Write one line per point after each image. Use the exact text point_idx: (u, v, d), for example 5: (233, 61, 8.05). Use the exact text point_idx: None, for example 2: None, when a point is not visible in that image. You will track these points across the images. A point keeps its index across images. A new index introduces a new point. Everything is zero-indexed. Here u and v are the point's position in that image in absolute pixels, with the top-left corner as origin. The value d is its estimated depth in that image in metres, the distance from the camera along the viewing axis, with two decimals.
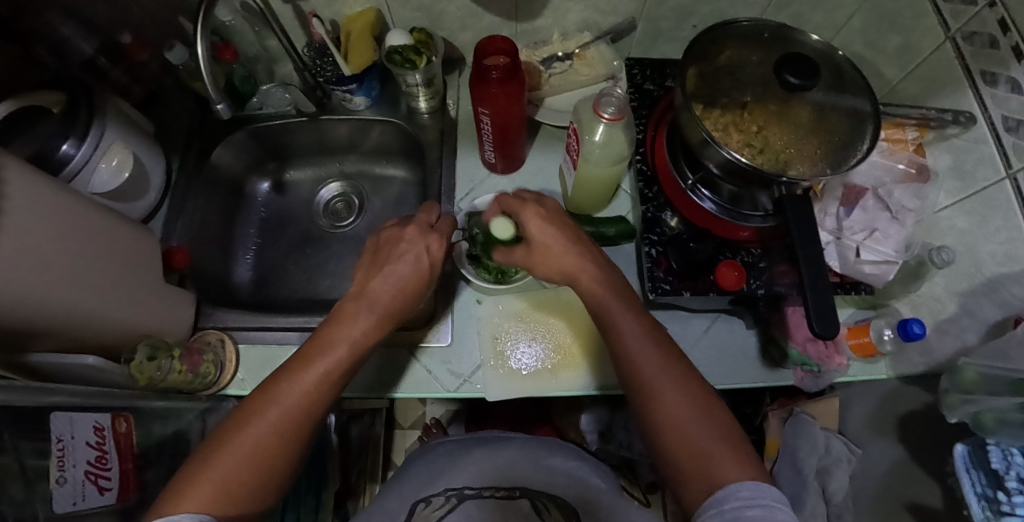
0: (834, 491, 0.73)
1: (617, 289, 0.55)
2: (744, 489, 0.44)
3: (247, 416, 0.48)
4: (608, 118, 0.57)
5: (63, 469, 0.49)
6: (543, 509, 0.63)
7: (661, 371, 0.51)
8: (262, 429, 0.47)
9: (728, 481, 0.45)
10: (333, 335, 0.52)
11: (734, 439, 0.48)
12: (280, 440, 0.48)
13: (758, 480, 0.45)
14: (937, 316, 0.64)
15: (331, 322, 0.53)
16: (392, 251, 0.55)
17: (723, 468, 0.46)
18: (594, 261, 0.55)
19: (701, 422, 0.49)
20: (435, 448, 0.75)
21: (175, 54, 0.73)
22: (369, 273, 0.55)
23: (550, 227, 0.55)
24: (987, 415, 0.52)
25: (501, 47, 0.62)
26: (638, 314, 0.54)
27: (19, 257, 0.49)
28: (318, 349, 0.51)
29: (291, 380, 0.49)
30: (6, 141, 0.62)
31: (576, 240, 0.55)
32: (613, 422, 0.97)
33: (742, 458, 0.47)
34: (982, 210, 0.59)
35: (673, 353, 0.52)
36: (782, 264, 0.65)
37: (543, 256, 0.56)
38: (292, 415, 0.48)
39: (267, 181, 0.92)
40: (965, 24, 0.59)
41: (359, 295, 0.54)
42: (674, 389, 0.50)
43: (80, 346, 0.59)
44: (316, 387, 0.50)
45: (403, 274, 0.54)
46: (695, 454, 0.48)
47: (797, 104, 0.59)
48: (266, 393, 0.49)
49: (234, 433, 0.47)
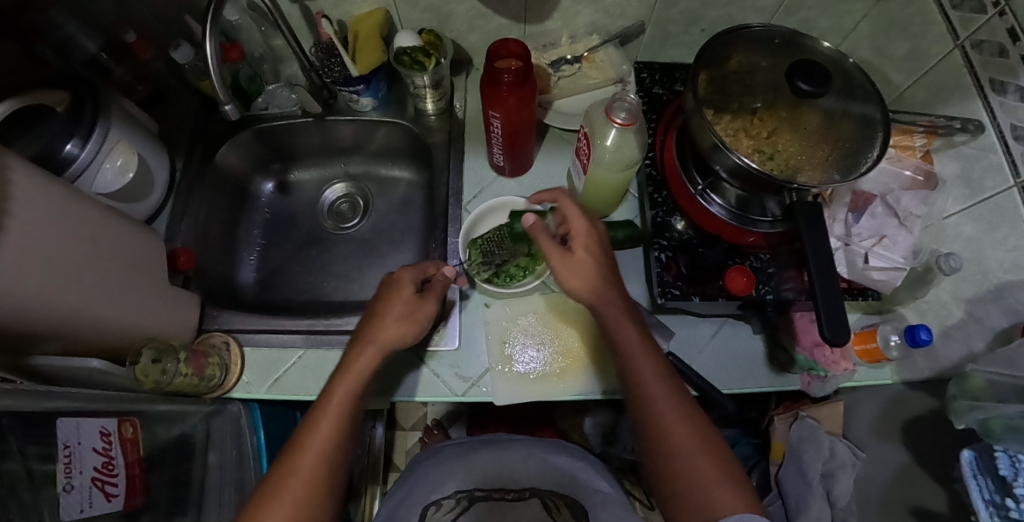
0: (838, 495, 0.72)
1: (625, 326, 0.56)
2: (743, 519, 0.49)
3: (288, 465, 0.50)
4: (621, 122, 0.57)
5: (70, 475, 0.48)
6: (553, 508, 0.66)
7: (669, 411, 0.53)
8: (301, 474, 0.49)
9: (731, 510, 0.50)
10: (348, 378, 0.53)
11: (732, 470, 0.52)
12: (322, 478, 0.50)
13: (754, 512, 0.50)
14: (944, 322, 0.65)
15: (345, 365, 0.54)
16: (382, 303, 0.57)
17: (724, 500, 0.50)
18: (617, 292, 0.56)
19: (704, 454, 0.52)
20: (440, 450, 0.72)
21: (182, 52, 0.72)
22: (378, 318, 0.56)
23: (596, 253, 0.56)
24: (994, 422, 0.51)
25: (514, 50, 0.61)
26: (650, 347, 0.56)
27: (24, 260, 0.49)
28: (337, 393, 0.52)
29: (318, 423, 0.51)
30: (8, 141, 0.61)
31: (604, 269, 0.56)
32: (618, 424, 1.01)
33: (740, 490, 0.51)
34: (990, 217, 0.60)
35: (677, 386, 0.55)
36: (790, 269, 0.66)
37: (577, 273, 0.55)
38: (324, 453, 0.50)
39: (271, 181, 0.91)
40: (974, 32, 0.60)
41: (370, 342, 0.54)
42: (678, 427, 0.53)
43: (85, 349, 0.58)
44: (339, 429, 0.52)
45: (403, 315, 0.56)
46: (700, 484, 0.51)
47: (808, 110, 0.60)
48: (300, 438, 0.51)
49: (276, 485, 0.49)
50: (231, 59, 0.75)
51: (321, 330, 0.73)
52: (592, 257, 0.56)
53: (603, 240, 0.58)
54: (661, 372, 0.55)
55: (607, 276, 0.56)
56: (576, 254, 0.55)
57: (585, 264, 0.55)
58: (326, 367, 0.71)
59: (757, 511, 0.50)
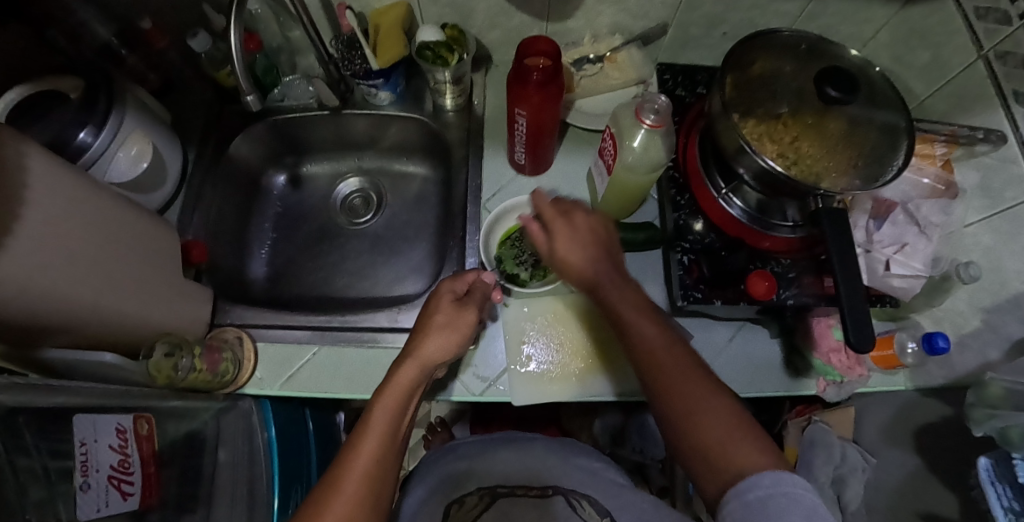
0: (849, 499, 0.75)
1: (619, 297, 0.54)
2: (764, 477, 0.43)
3: (336, 478, 0.48)
4: (650, 124, 0.57)
5: (87, 473, 0.47)
6: (579, 506, 0.64)
7: (673, 373, 0.50)
8: (350, 485, 0.47)
9: (752, 471, 0.44)
10: (393, 391, 0.52)
11: (749, 427, 0.47)
12: (371, 490, 0.47)
13: (781, 468, 0.44)
14: (960, 331, 0.66)
15: (389, 381, 0.54)
16: (427, 315, 0.59)
17: (743, 458, 0.45)
18: (607, 271, 0.55)
19: (715, 413, 0.48)
20: (456, 448, 0.72)
21: (198, 41, 0.71)
22: (422, 332, 0.57)
23: (576, 241, 0.55)
24: (1013, 431, 0.52)
25: (542, 48, 0.61)
26: (647, 314, 0.53)
27: (41, 251, 0.47)
28: (383, 405, 0.51)
29: (366, 435, 0.50)
30: (20, 127, 0.60)
31: (591, 250, 0.55)
32: (626, 426, 1.02)
33: (762, 447, 0.46)
34: (1008, 228, 0.61)
35: (685, 354, 0.52)
36: (810, 275, 0.66)
37: (565, 268, 0.56)
38: (375, 463, 0.49)
39: (284, 175, 0.90)
40: (998, 43, 0.60)
41: (414, 356, 0.54)
42: (684, 387, 0.49)
43: (98, 343, 0.57)
44: (386, 439, 0.50)
45: (445, 327, 0.57)
46: (716, 446, 0.47)
47: (834, 117, 0.60)
48: (349, 447, 0.50)
49: (325, 497, 0.46)
50: (249, 49, 0.74)
51: (336, 328, 0.71)
52: (574, 246, 0.55)
53: (590, 224, 0.57)
54: (667, 344, 0.51)
55: (595, 256, 0.55)
56: (555, 246, 0.56)
57: (571, 251, 0.55)
58: (342, 365, 0.70)
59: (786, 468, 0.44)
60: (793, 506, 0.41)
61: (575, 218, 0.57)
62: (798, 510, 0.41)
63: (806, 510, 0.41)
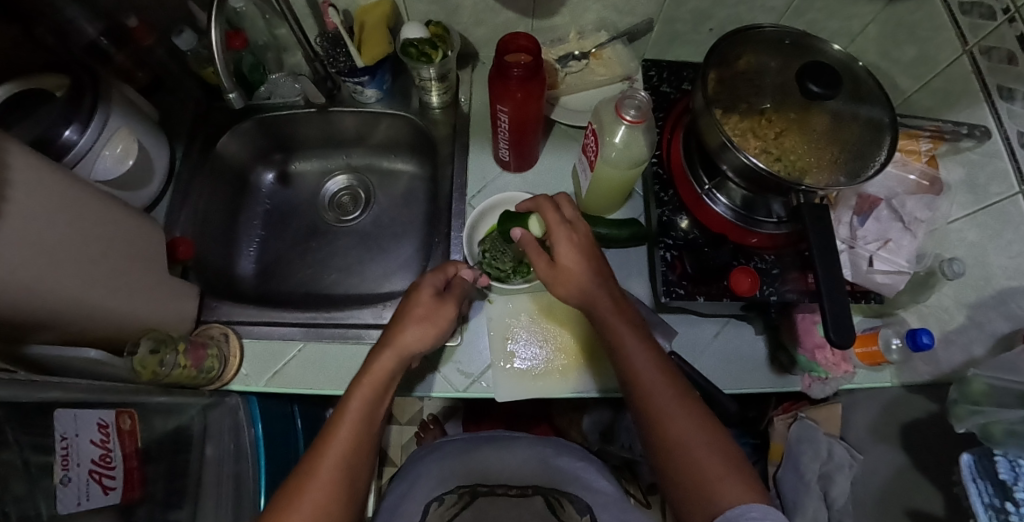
0: (835, 496, 0.75)
1: (614, 316, 0.55)
2: (752, 509, 0.47)
3: (310, 468, 0.50)
4: (631, 120, 0.57)
5: (68, 468, 0.48)
6: (557, 505, 0.67)
7: (664, 404, 0.52)
8: (320, 480, 0.49)
9: (737, 503, 0.48)
10: (369, 379, 0.52)
11: (737, 462, 0.51)
12: (346, 481, 0.50)
13: (763, 501, 0.48)
14: (945, 327, 0.65)
15: (365, 368, 0.54)
16: (405, 304, 0.57)
17: (731, 492, 0.49)
18: (606, 286, 0.55)
19: (707, 452, 0.50)
20: (441, 446, 0.71)
21: (184, 39, 0.73)
22: (400, 321, 0.55)
23: (577, 249, 0.56)
24: (995, 426, 0.52)
25: (523, 45, 0.61)
26: (640, 335, 0.54)
27: (22, 249, 0.47)
28: (359, 394, 0.52)
29: (341, 422, 0.51)
30: (6, 125, 0.60)
31: (591, 272, 0.55)
32: (615, 422, 0.99)
33: (747, 481, 0.50)
34: (993, 224, 0.60)
35: (678, 381, 0.53)
36: (794, 271, 0.66)
37: (564, 279, 0.56)
38: (346, 459, 0.50)
39: (272, 172, 0.90)
40: (983, 38, 0.59)
41: (390, 346, 0.54)
42: (673, 412, 0.51)
43: (81, 339, 0.57)
44: (359, 429, 0.51)
45: (423, 319, 0.56)
46: (704, 476, 0.50)
47: (816, 112, 0.59)
48: (324, 439, 0.51)
49: (299, 487, 0.49)
50: (234, 47, 0.75)
51: (320, 324, 0.72)
52: (579, 264, 0.55)
53: (587, 245, 0.57)
54: (663, 372, 0.53)
55: (596, 273, 0.56)
56: (558, 256, 0.56)
57: (572, 271, 0.55)
58: (327, 361, 0.70)
59: (766, 502, 0.48)
60: None
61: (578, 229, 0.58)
62: None
63: None
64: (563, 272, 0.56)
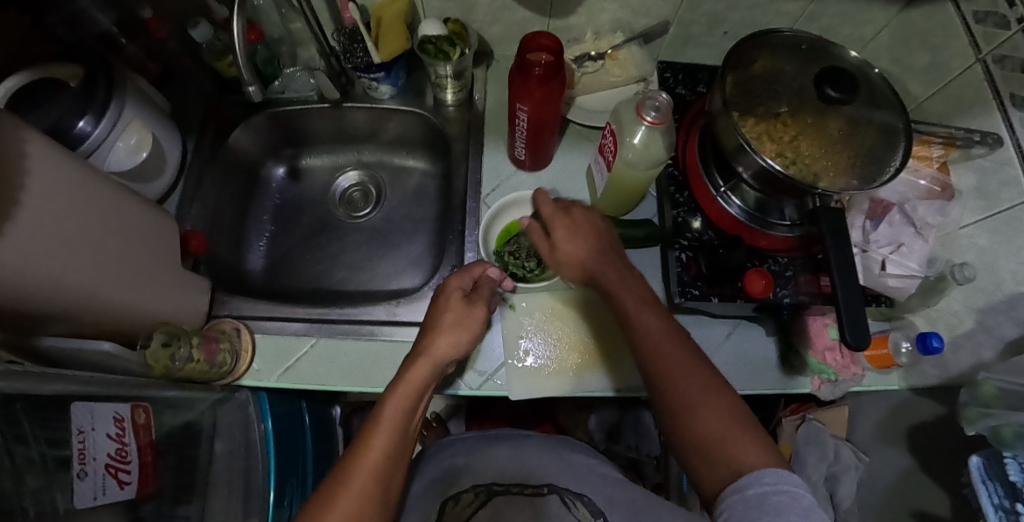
0: (842, 497, 0.77)
1: (620, 286, 0.54)
2: (765, 475, 0.43)
3: (345, 473, 0.48)
4: (651, 121, 0.57)
5: (85, 462, 0.47)
6: (573, 505, 0.64)
7: (675, 370, 0.49)
8: (358, 482, 0.47)
9: (752, 467, 0.45)
10: (405, 389, 0.52)
11: (751, 427, 0.47)
12: (378, 490, 0.48)
13: (779, 466, 0.44)
14: (954, 331, 0.66)
15: (400, 378, 0.53)
16: (437, 311, 0.58)
17: (744, 454, 0.45)
18: (609, 263, 0.55)
19: (721, 414, 0.47)
20: (453, 444, 0.75)
21: (200, 31, 0.71)
22: (433, 330, 0.56)
23: (575, 234, 0.56)
24: (1006, 429, 0.53)
25: (545, 44, 0.61)
26: (644, 298, 0.53)
27: (39, 240, 0.47)
28: (393, 403, 0.51)
29: (375, 430, 0.50)
30: (19, 114, 0.60)
31: (594, 248, 0.56)
32: (622, 422, 1.03)
33: (764, 447, 0.46)
34: (1004, 230, 0.61)
35: (685, 341, 0.51)
36: (806, 273, 0.66)
37: (566, 262, 0.57)
38: (382, 461, 0.49)
39: (283, 167, 0.90)
40: (997, 47, 0.60)
41: (425, 354, 0.54)
42: (681, 372, 0.49)
43: (94, 331, 0.57)
44: (393, 439, 0.50)
45: (455, 325, 0.56)
46: (716, 437, 0.47)
47: (833, 116, 0.60)
48: (360, 444, 0.50)
49: (334, 490, 0.47)
50: (250, 40, 0.74)
51: (332, 320, 0.71)
52: (579, 248, 0.56)
53: (591, 225, 0.57)
54: (668, 331, 0.51)
55: (593, 250, 0.55)
56: (556, 242, 0.56)
57: (572, 250, 0.56)
58: (340, 357, 0.70)
59: (784, 466, 0.44)
60: (792, 505, 0.41)
61: (574, 216, 0.58)
62: (799, 508, 0.41)
63: (806, 510, 0.41)
64: (563, 255, 0.57)
